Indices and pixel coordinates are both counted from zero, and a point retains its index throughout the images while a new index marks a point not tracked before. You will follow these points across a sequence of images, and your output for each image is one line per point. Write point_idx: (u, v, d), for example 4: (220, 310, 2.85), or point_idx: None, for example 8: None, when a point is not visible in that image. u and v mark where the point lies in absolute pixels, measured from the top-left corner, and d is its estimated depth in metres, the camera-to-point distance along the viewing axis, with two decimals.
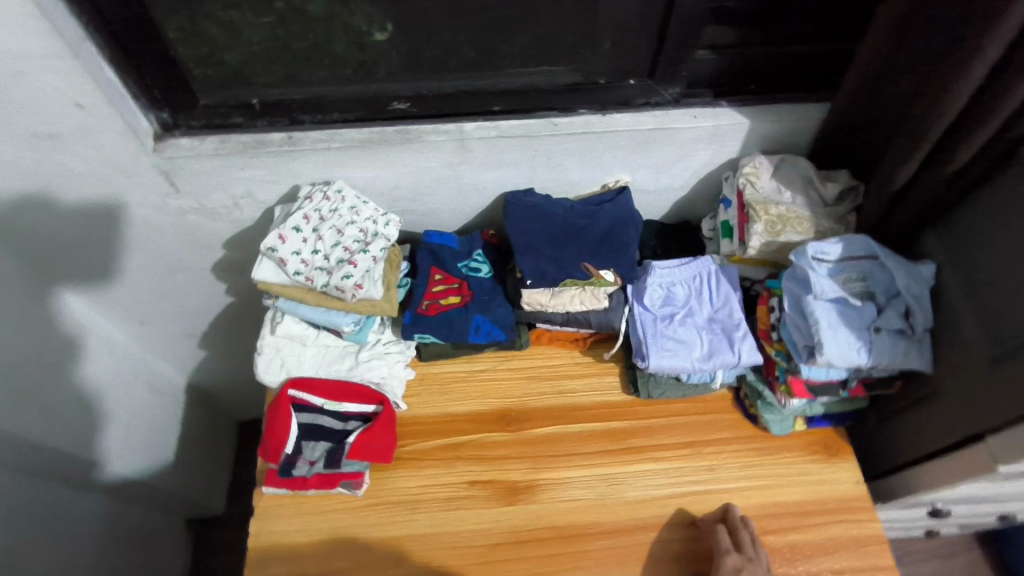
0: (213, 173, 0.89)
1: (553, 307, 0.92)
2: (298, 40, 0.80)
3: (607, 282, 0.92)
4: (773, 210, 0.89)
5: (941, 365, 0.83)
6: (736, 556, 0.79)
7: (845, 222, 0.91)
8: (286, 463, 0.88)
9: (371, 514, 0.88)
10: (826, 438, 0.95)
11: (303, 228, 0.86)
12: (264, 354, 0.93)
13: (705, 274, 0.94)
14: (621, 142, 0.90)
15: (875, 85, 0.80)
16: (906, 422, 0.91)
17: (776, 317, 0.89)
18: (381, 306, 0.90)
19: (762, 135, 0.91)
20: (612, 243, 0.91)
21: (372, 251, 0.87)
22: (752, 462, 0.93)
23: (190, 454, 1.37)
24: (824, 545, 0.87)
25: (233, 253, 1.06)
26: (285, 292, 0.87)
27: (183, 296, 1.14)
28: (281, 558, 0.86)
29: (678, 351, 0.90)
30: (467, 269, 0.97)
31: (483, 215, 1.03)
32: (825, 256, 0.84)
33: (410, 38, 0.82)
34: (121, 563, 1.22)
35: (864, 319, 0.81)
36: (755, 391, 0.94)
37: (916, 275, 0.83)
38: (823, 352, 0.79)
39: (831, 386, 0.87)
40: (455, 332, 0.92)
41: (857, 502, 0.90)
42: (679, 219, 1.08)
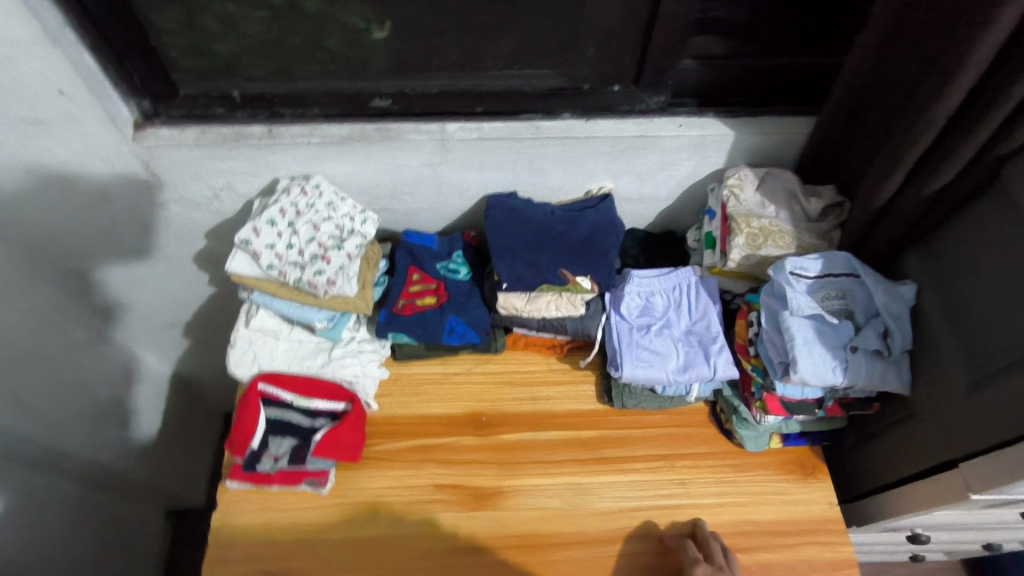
0: (192, 164, 0.88)
1: (528, 312, 0.91)
2: (294, 36, 0.80)
3: (584, 289, 0.90)
4: (756, 222, 0.88)
5: (918, 387, 0.82)
6: (705, 565, 0.79)
7: (828, 239, 0.89)
8: (252, 458, 0.88)
9: (335, 514, 0.87)
10: (802, 457, 0.94)
11: (278, 221, 0.85)
12: (236, 347, 0.92)
13: (685, 286, 0.93)
14: (603, 148, 0.89)
15: (860, 99, 0.79)
16: (883, 444, 0.89)
17: (754, 332, 0.87)
18: (355, 303, 0.89)
19: (747, 148, 0.90)
20: (590, 249, 0.91)
21: (347, 248, 0.88)
22: (725, 478, 0.91)
23: (171, 446, 1.36)
24: (795, 566, 0.85)
25: (214, 245, 1.06)
26: (258, 285, 0.86)
27: (165, 286, 1.13)
28: (244, 554, 0.85)
29: (653, 362, 0.89)
30: (445, 270, 0.96)
31: (465, 217, 1.02)
32: (804, 271, 0.83)
33: (404, 38, 0.81)
34: (104, 554, 1.21)
35: (840, 338, 0.80)
36: (731, 406, 0.92)
37: (896, 295, 0.81)
38: (797, 369, 0.78)
39: (806, 404, 0.86)
40: (430, 333, 0.92)
41: (831, 524, 0.88)
42: (664, 229, 1.07)
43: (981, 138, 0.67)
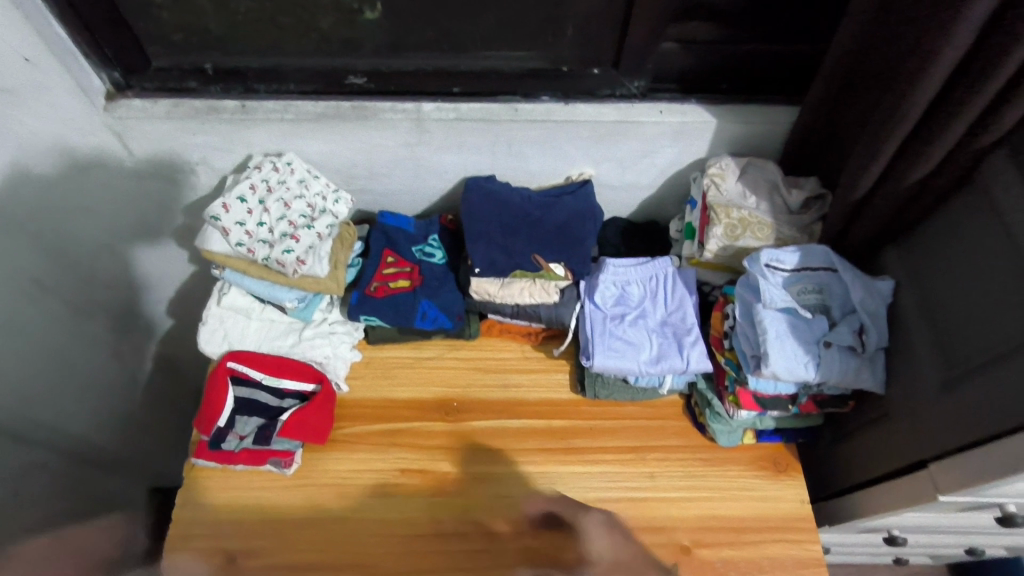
0: (165, 137, 0.87)
1: (502, 298, 0.90)
2: (285, 15, 0.80)
3: (558, 276, 0.89)
4: (735, 213, 0.86)
5: (893, 385, 0.80)
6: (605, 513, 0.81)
7: (810, 232, 0.87)
8: (217, 436, 0.88)
9: (299, 494, 0.87)
10: (776, 454, 0.92)
11: (248, 198, 0.84)
12: (207, 325, 0.91)
13: (662, 276, 0.91)
14: (583, 133, 0.88)
15: (843, 88, 0.77)
16: (857, 443, 0.88)
17: (729, 325, 0.86)
18: (326, 284, 0.88)
19: (729, 136, 0.88)
20: (565, 236, 0.89)
21: (317, 227, 0.86)
22: (695, 472, 0.90)
23: (155, 423, 1.36)
24: (762, 564, 0.84)
25: (192, 222, 1.05)
26: (227, 262, 0.85)
27: (145, 262, 1.12)
28: (206, 531, 0.84)
29: (625, 352, 0.87)
30: (420, 253, 0.95)
31: (444, 200, 1.01)
32: (781, 264, 0.81)
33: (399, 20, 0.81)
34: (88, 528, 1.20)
35: (814, 333, 0.78)
36: (705, 399, 0.91)
37: (874, 291, 0.79)
38: (767, 364, 0.76)
39: (780, 400, 0.85)
40: (402, 316, 0.91)
41: (800, 522, 0.87)
42: (646, 218, 1.05)
43: (960, 128, 0.66)
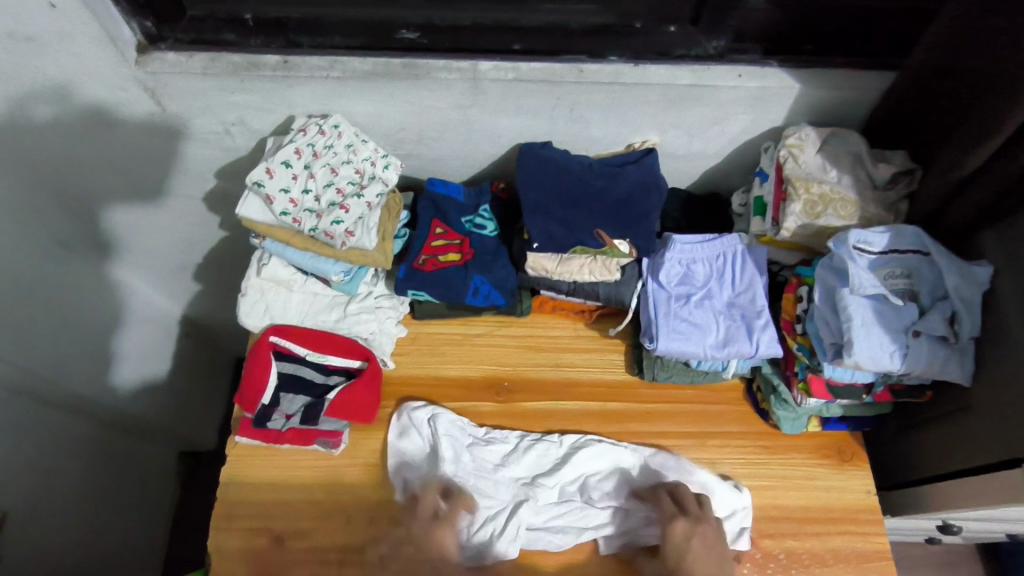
0: (201, 94, 0.81)
1: (559, 275, 0.85)
2: None
3: (622, 253, 0.83)
4: (816, 188, 0.80)
5: (981, 379, 0.75)
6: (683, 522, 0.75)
7: (895, 211, 0.82)
8: (262, 415, 0.84)
9: (346, 474, 0.84)
10: (840, 442, 0.88)
11: (293, 163, 0.79)
12: (247, 296, 0.86)
13: (730, 255, 0.86)
14: (652, 98, 0.80)
15: (948, 58, 0.70)
16: (932, 435, 0.83)
17: (803, 308, 0.80)
18: (374, 257, 0.83)
19: (812, 103, 0.81)
20: (630, 209, 0.83)
21: (367, 196, 0.81)
22: (757, 460, 0.87)
23: (182, 389, 1.33)
24: (824, 556, 0.81)
25: (227, 186, 0.99)
26: (269, 232, 0.81)
27: (174, 228, 1.07)
28: (251, 511, 0.82)
29: (690, 335, 0.82)
30: (471, 225, 0.90)
31: (494, 166, 0.94)
32: (868, 246, 0.75)
33: None
34: (114, 493, 1.19)
35: (902, 320, 0.73)
36: (769, 384, 0.86)
37: (969, 277, 0.73)
38: (851, 353, 0.71)
39: (854, 389, 0.80)
40: (452, 292, 0.86)
41: (865, 514, 0.84)
42: (708, 190, 0.98)
43: None
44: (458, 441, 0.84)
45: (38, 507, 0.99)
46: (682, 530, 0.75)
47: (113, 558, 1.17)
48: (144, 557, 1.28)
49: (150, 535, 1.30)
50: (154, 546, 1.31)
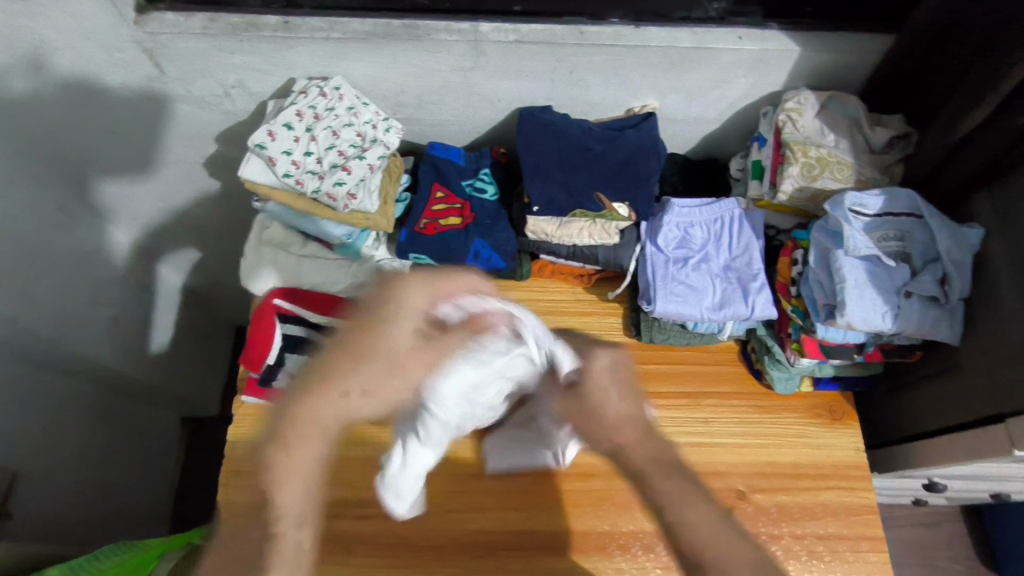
0: (201, 56, 0.80)
1: (559, 238, 0.86)
2: None
3: (621, 217, 0.84)
4: (813, 152, 0.81)
5: (970, 339, 0.77)
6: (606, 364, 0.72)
7: (890, 173, 0.83)
8: (268, 374, 0.86)
9: (350, 433, 0.86)
10: (832, 402, 0.90)
11: (295, 125, 0.79)
12: (249, 260, 0.88)
13: (727, 219, 0.87)
14: (652, 60, 0.80)
15: (955, 15, 0.70)
16: (921, 394, 0.86)
17: (798, 271, 0.82)
18: (376, 221, 0.84)
19: (811, 66, 0.81)
20: (630, 173, 0.84)
21: (368, 158, 0.82)
22: (751, 419, 0.89)
23: (184, 355, 1.34)
24: (814, 511, 0.84)
25: (226, 150, 0.99)
26: (273, 195, 0.81)
27: (174, 193, 1.07)
28: (260, 468, 0.84)
29: (687, 297, 0.84)
30: (471, 189, 0.90)
31: (494, 130, 0.94)
32: (863, 208, 0.77)
33: None
34: (119, 456, 1.21)
35: (894, 281, 0.75)
36: (764, 346, 0.89)
37: (961, 238, 0.75)
38: (844, 313, 0.73)
39: (846, 349, 0.82)
40: (454, 255, 0.87)
41: (854, 471, 0.86)
42: (707, 155, 0.99)
43: None
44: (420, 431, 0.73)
45: (47, 467, 1.02)
46: (602, 366, 0.73)
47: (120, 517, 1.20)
48: (150, 518, 1.31)
49: (155, 497, 1.33)
50: (160, 507, 1.34)
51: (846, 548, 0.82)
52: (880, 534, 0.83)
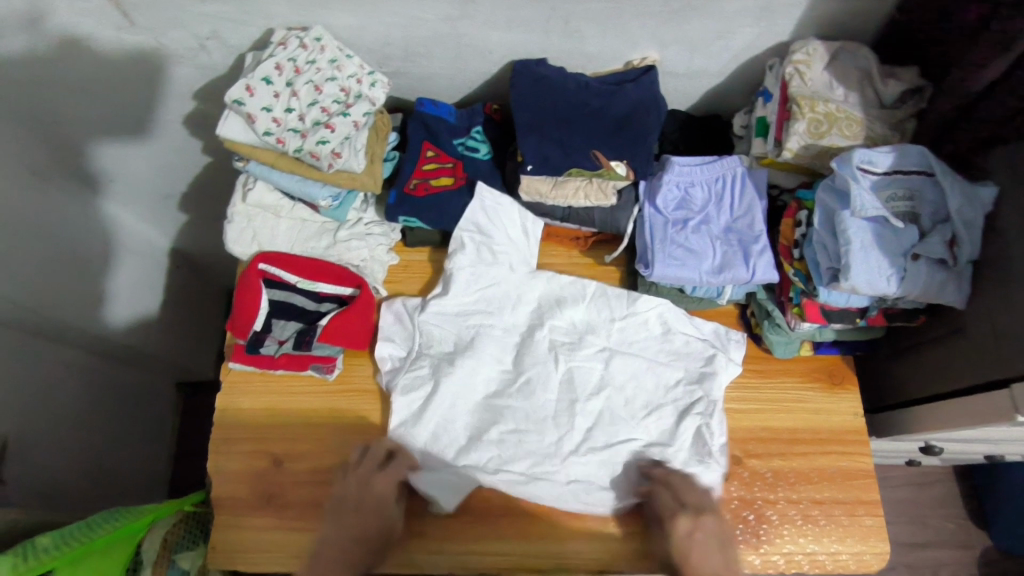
0: (172, 4, 0.75)
1: (553, 199, 0.83)
2: None
3: (619, 176, 0.80)
4: (822, 107, 0.77)
5: (977, 303, 0.74)
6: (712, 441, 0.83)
7: (901, 130, 0.79)
8: (254, 340, 0.83)
9: (338, 399, 0.85)
10: (831, 366, 0.89)
11: (274, 80, 0.74)
12: (234, 223, 0.84)
13: (729, 178, 0.83)
14: (653, 9, 0.75)
15: None
16: (924, 359, 0.84)
17: (801, 233, 0.79)
18: (363, 180, 0.81)
19: (823, 14, 0.76)
20: (629, 130, 0.80)
21: (353, 115, 0.78)
22: (747, 383, 0.88)
23: (175, 320, 1.32)
24: (810, 476, 0.83)
25: (206, 106, 0.94)
26: (253, 154, 0.78)
27: (156, 153, 1.03)
28: (251, 436, 0.83)
29: (686, 260, 0.81)
30: (463, 148, 0.87)
31: (485, 85, 0.90)
32: (872, 165, 0.73)
33: None
34: (113, 422, 1.19)
35: (902, 243, 0.72)
36: (764, 310, 0.87)
37: (973, 197, 0.72)
38: (848, 277, 0.71)
39: (848, 314, 0.80)
40: (445, 218, 0.85)
41: (851, 435, 0.85)
42: (708, 112, 0.95)
43: None
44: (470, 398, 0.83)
45: (40, 434, 1.00)
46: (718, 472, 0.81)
47: (118, 482, 1.20)
48: (150, 482, 1.32)
49: (152, 462, 1.33)
50: (158, 472, 1.35)
51: (842, 512, 0.82)
52: (878, 497, 0.83)
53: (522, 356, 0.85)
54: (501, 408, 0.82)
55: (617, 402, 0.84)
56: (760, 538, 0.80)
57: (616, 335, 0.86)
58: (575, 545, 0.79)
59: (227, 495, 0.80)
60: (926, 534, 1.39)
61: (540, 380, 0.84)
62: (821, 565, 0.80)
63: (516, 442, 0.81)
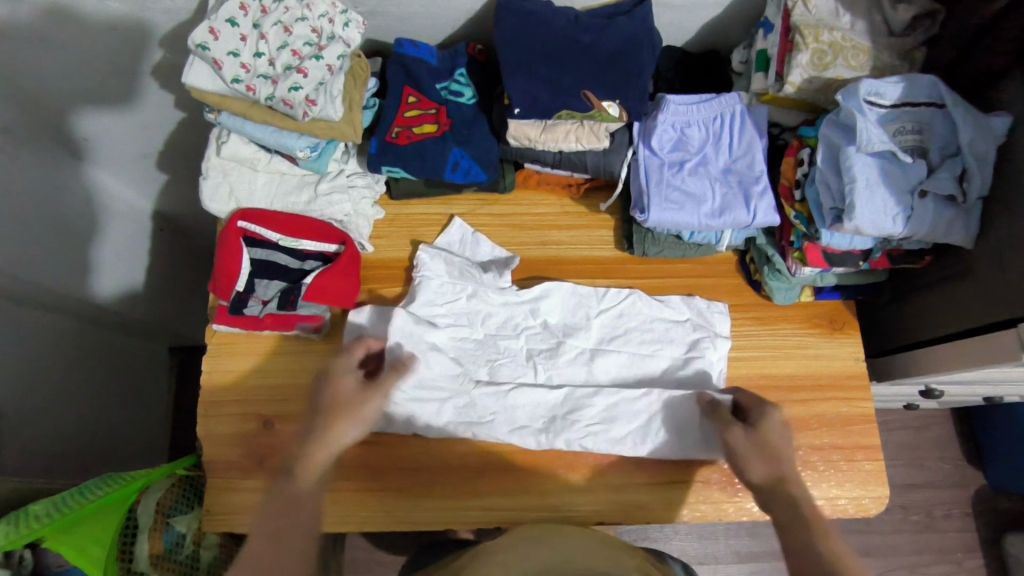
0: None
1: (543, 144, 0.78)
2: None
3: (612, 117, 0.76)
4: (826, 36, 0.72)
5: (986, 241, 0.71)
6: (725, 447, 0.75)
7: (909, 59, 0.75)
8: (237, 301, 0.80)
9: (330, 358, 0.83)
10: (833, 311, 0.86)
11: (240, 21, 0.70)
12: (209, 179, 0.80)
13: (728, 116, 0.79)
14: None
15: None
16: (927, 300, 0.82)
17: (803, 172, 0.75)
18: (341, 129, 0.75)
19: None
20: (621, 67, 0.75)
21: (326, 58, 0.72)
22: (747, 331, 0.86)
23: (162, 284, 1.28)
24: (810, 422, 0.82)
25: (175, 55, 0.89)
26: (223, 104, 0.73)
27: (128, 109, 0.97)
28: (242, 398, 0.81)
29: (684, 204, 0.78)
30: (446, 92, 0.82)
31: (470, 24, 0.84)
32: (879, 97, 0.69)
33: None
34: (105, 388, 1.17)
35: (909, 179, 0.69)
36: (763, 255, 0.84)
37: (985, 129, 0.68)
38: (852, 217, 0.67)
39: (850, 256, 0.77)
40: (429, 166, 0.80)
41: (851, 380, 0.84)
42: (705, 47, 0.89)
43: None
44: (444, 347, 0.80)
45: (32, 402, 0.99)
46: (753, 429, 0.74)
47: (113, 447, 1.19)
48: (147, 445, 1.31)
49: (148, 426, 1.32)
50: (154, 436, 1.34)
51: (840, 457, 0.81)
52: (877, 442, 0.82)
53: (519, 379, 0.81)
54: (459, 323, 0.82)
55: (624, 351, 0.82)
56: None
57: (596, 336, 0.83)
58: (571, 498, 0.79)
59: (217, 457, 0.79)
60: (921, 475, 1.41)
61: (548, 390, 0.80)
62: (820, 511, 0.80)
63: (454, 296, 0.82)
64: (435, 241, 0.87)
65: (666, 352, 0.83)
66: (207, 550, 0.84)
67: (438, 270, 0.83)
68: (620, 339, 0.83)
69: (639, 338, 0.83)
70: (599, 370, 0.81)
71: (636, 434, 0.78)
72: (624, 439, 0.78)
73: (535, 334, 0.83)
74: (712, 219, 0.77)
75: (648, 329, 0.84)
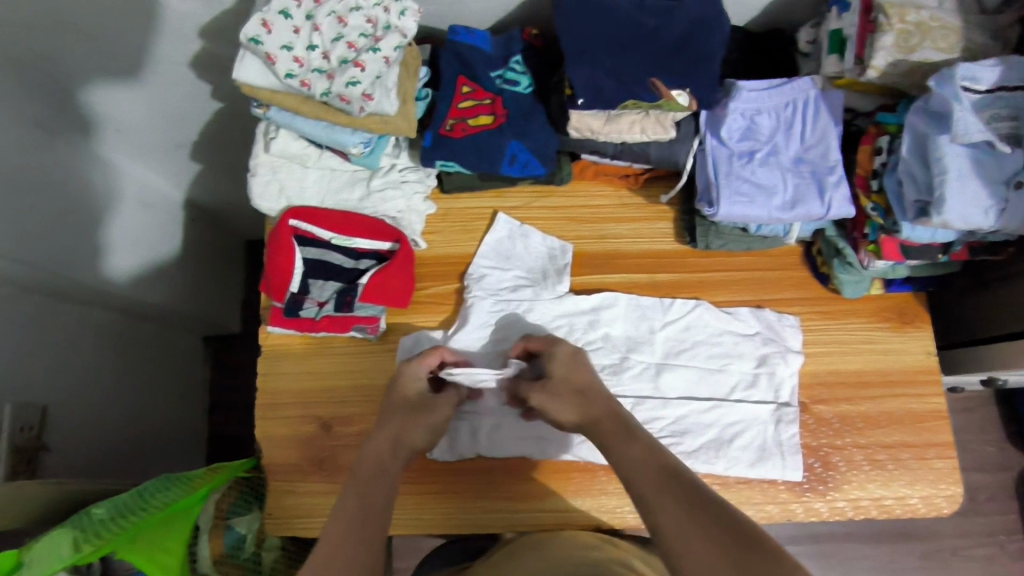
0: None
1: (605, 135, 0.75)
2: None
3: (681, 106, 0.72)
4: (912, 16, 0.67)
5: None
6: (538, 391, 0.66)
7: (1001, 39, 0.70)
8: (293, 303, 0.79)
9: (386, 358, 0.81)
10: (903, 303, 0.84)
11: (293, 13, 0.67)
12: (258, 176, 0.77)
13: (801, 103, 0.75)
14: None
15: None
16: (1006, 294, 0.78)
17: (881, 162, 0.72)
18: (396, 124, 0.72)
19: None
20: (689, 52, 0.71)
21: (384, 50, 0.68)
22: (814, 326, 0.83)
23: (198, 275, 1.27)
24: (879, 419, 0.80)
25: (214, 45, 0.85)
26: (276, 100, 0.70)
27: (164, 99, 0.93)
28: (298, 401, 0.80)
29: (755, 197, 0.74)
30: (501, 81, 0.78)
31: (524, 7, 0.80)
32: (975, 82, 0.65)
33: None
34: (144, 381, 1.17)
35: (1003, 170, 0.64)
36: (833, 248, 0.80)
37: None
38: (942, 211, 0.64)
39: (929, 249, 0.74)
40: (486, 159, 0.76)
41: (921, 375, 0.81)
42: (769, 25, 0.85)
43: None
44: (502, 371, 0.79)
45: (75, 400, 0.98)
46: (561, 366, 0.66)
47: (156, 439, 1.19)
48: (188, 436, 1.32)
49: (188, 417, 1.32)
50: (194, 426, 1.34)
51: (911, 456, 0.79)
52: (949, 439, 0.79)
53: None
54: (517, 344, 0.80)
55: (690, 366, 0.80)
56: (827, 484, 0.78)
57: (660, 351, 0.81)
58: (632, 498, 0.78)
59: (276, 461, 0.79)
60: (967, 459, 1.38)
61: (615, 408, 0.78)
62: (890, 510, 0.78)
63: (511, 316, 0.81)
64: (483, 243, 0.85)
65: (735, 367, 0.81)
66: (268, 552, 0.84)
67: (492, 286, 0.82)
68: (688, 352, 0.81)
69: (706, 352, 0.81)
70: (667, 386, 0.79)
71: (706, 448, 0.77)
72: (695, 452, 0.77)
73: (598, 350, 0.80)
74: (785, 213, 0.74)
75: (715, 342, 0.82)
